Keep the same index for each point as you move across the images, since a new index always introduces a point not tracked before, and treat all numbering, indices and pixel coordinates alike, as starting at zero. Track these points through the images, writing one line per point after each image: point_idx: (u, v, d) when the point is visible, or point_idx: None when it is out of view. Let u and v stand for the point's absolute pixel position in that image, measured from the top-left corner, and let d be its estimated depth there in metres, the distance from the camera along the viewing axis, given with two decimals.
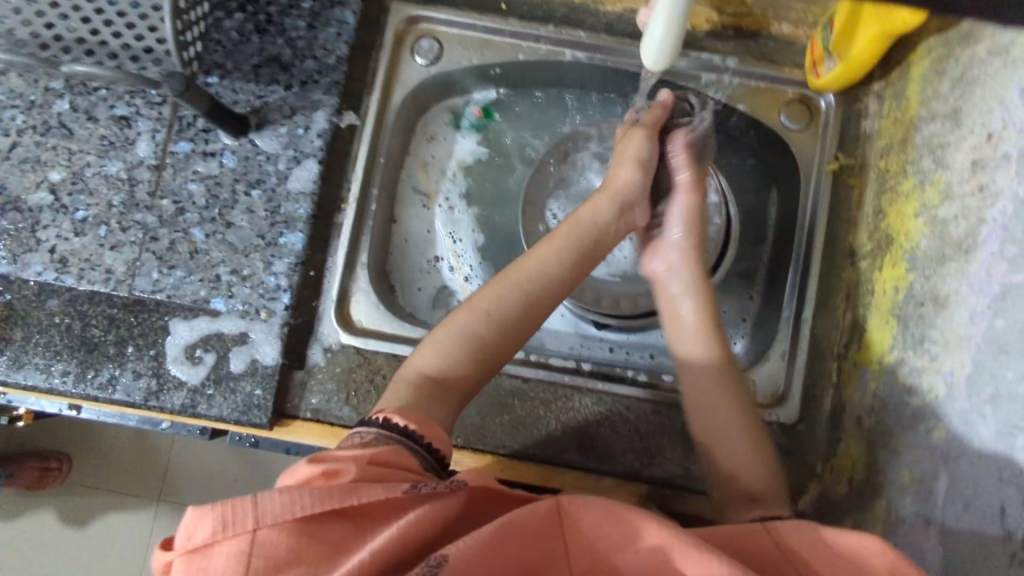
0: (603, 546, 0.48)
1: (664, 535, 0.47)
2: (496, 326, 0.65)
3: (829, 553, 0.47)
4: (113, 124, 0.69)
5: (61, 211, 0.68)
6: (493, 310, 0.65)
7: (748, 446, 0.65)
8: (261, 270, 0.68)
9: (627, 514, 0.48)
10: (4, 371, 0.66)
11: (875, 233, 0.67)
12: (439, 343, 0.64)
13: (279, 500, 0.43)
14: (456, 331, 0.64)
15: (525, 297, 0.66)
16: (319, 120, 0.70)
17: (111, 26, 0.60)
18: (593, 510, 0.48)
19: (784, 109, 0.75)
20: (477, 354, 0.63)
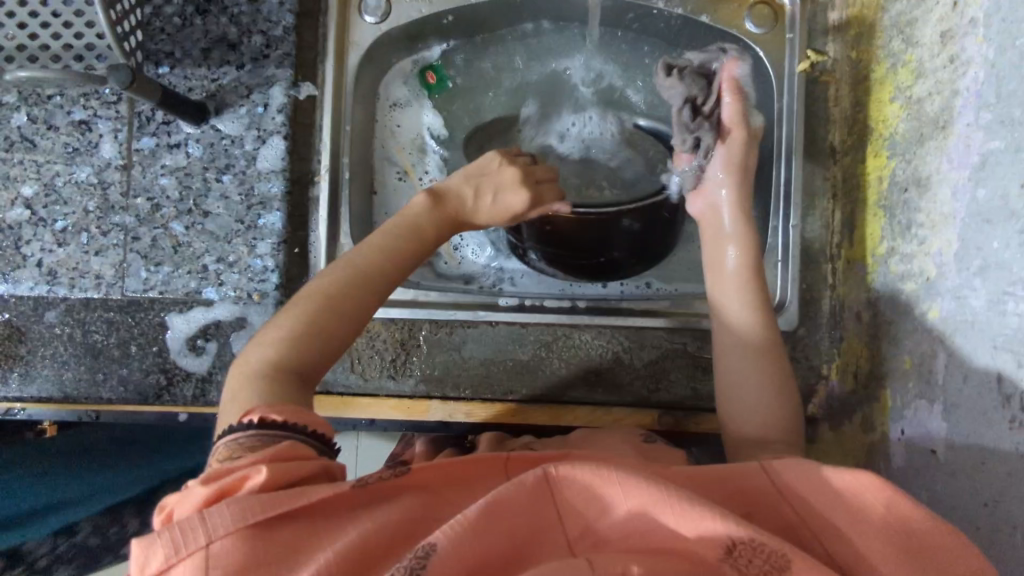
0: (595, 508, 0.42)
1: (655, 494, 0.41)
2: (355, 285, 0.56)
3: (833, 491, 0.43)
4: (74, 129, 0.68)
5: (40, 224, 0.69)
6: (348, 271, 0.57)
7: (757, 379, 0.60)
8: (247, 254, 0.69)
9: (618, 478, 0.42)
10: (18, 387, 0.68)
11: (855, 125, 0.66)
12: (287, 318, 0.54)
13: (227, 511, 0.39)
14: (309, 299, 0.55)
15: (393, 248, 0.59)
16: (277, 95, 0.69)
17: (50, 29, 0.60)
18: (581, 472, 0.43)
19: (749, 13, 0.72)
20: (334, 322, 0.54)
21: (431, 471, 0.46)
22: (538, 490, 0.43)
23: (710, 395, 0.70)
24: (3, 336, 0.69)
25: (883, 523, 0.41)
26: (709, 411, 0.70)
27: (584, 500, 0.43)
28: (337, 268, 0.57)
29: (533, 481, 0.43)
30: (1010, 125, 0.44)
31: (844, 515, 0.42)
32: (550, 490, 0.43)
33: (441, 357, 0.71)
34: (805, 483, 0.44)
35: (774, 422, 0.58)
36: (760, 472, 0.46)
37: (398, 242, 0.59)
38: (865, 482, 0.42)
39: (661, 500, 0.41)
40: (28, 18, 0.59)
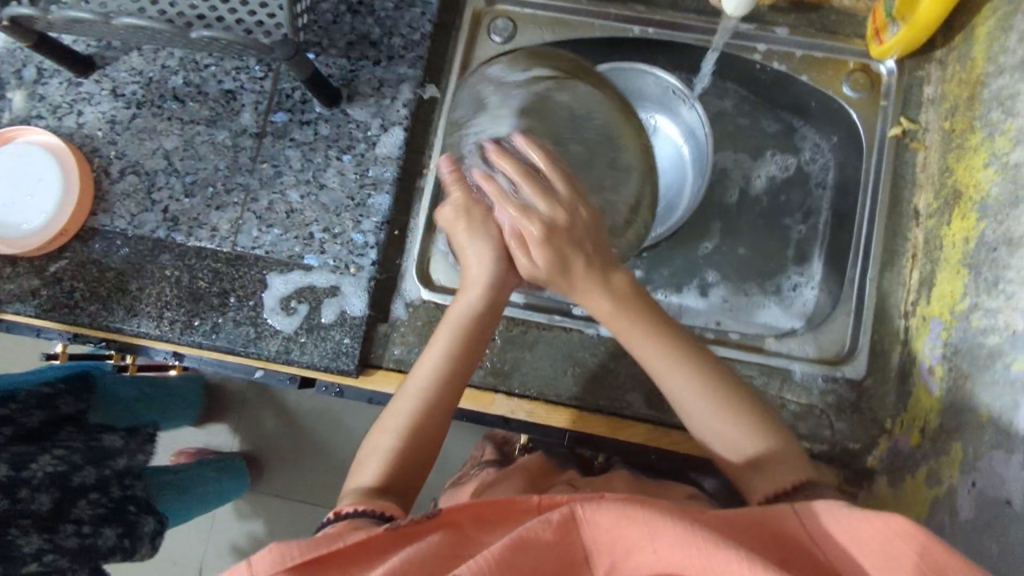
0: (623, 548, 0.44)
1: (681, 534, 0.42)
2: (432, 397, 0.62)
3: (865, 545, 0.41)
4: (221, 97, 0.77)
5: (173, 174, 0.76)
6: (425, 379, 0.62)
7: (705, 401, 0.60)
8: (350, 229, 0.74)
9: (646, 521, 0.43)
10: (121, 318, 0.73)
11: (943, 190, 0.69)
12: (383, 435, 0.61)
13: (270, 555, 0.45)
14: (394, 420, 0.61)
15: (453, 349, 0.63)
16: (405, 91, 0.76)
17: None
18: (605, 514, 0.44)
19: (847, 79, 0.77)
20: (419, 433, 0.61)
21: (462, 512, 0.48)
22: (563, 527, 0.44)
23: None
24: (117, 270, 0.74)
25: (921, 575, 0.38)
26: None
27: (610, 541, 0.44)
28: (417, 381, 0.62)
29: (557, 519, 0.44)
30: None
31: (882, 569, 0.40)
32: (577, 529, 0.45)
33: (512, 354, 0.74)
34: (843, 531, 0.43)
35: (754, 438, 0.60)
36: (790, 514, 0.46)
37: (452, 344, 0.63)
38: (899, 530, 0.40)
39: (685, 536, 0.41)
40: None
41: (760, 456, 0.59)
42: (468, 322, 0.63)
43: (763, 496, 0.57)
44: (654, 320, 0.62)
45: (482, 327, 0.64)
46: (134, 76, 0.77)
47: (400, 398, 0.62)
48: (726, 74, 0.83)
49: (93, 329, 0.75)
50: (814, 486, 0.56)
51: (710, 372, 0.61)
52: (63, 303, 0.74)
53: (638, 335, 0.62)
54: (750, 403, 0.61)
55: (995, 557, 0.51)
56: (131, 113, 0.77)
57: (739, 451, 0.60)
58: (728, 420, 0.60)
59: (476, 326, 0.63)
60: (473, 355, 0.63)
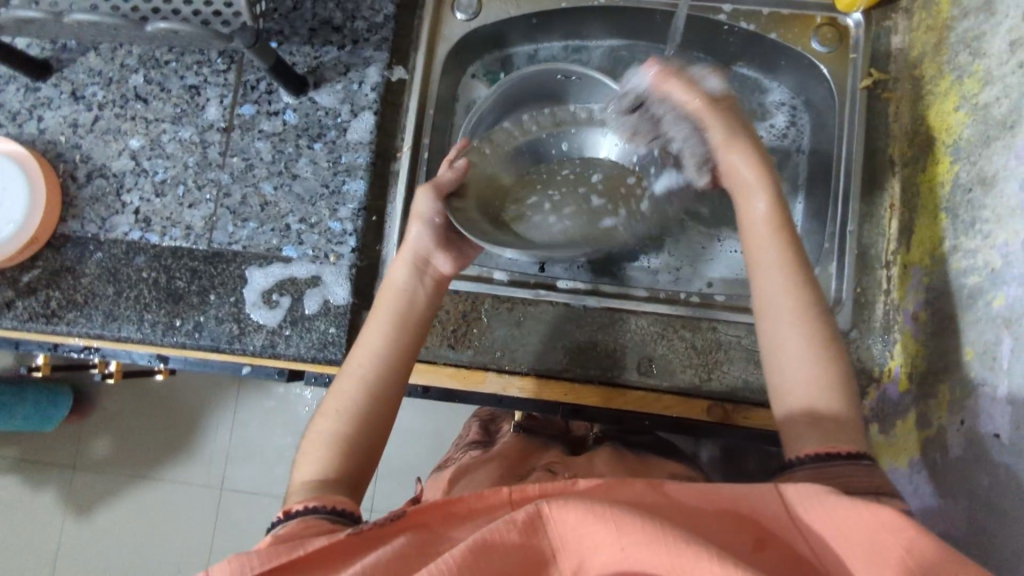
0: (589, 547, 0.42)
1: (651, 532, 0.40)
2: (374, 383, 0.60)
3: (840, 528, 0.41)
4: (185, 92, 0.75)
5: (141, 175, 0.74)
6: (367, 364, 0.60)
7: (802, 345, 0.54)
8: (328, 217, 0.73)
9: (612, 518, 0.41)
10: (101, 324, 0.72)
11: (916, 137, 0.69)
12: (324, 423, 0.58)
13: (228, 567, 0.43)
14: (338, 405, 0.59)
15: (395, 336, 0.62)
16: (373, 74, 0.75)
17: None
18: (573, 511, 0.42)
19: (815, 34, 0.76)
20: (360, 421, 0.58)
21: (431, 511, 0.47)
22: (530, 526, 0.43)
23: (760, 392, 0.71)
24: (92, 276, 0.73)
25: (904, 566, 0.38)
26: (759, 408, 0.71)
27: (577, 539, 0.42)
28: (357, 367, 0.61)
29: (523, 518, 0.43)
30: None
31: (863, 561, 0.39)
32: (544, 528, 0.43)
33: (500, 332, 0.73)
34: (827, 516, 0.42)
35: (822, 396, 0.52)
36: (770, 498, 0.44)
37: (393, 330, 0.62)
38: (884, 520, 0.40)
39: (654, 535, 0.40)
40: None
41: (825, 419, 0.51)
42: (410, 308, 0.63)
43: (808, 456, 0.50)
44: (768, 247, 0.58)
45: (423, 313, 0.64)
46: (93, 77, 0.75)
47: (340, 385, 0.60)
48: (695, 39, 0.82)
49: (72, 337, 0.73)
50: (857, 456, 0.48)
51: (819, 319, 0.55)
52: (40, 313, 0.72)
53: (769, 268, 0.57)
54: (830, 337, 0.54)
55: (986, 491, 0.51)
56: (93, 115, 0.75)
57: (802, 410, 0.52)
58: (810, 370, 0.53)
59: (419, 311, 0.64)
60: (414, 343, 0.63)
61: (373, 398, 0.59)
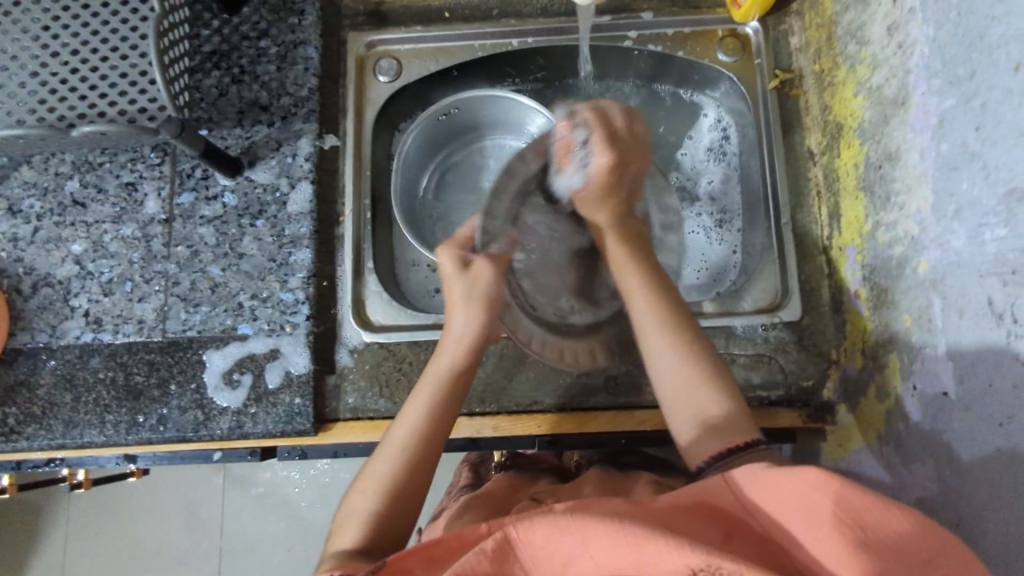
0: (562, 561, 0.44)
1: (613, 538, 0.42)
2: (416, 458, 0.60)
3: (788, 504, 0.44)
4: (122, 191, 0.76)
5: (88, 277, 0.74)
6: (405, 439, 0.61)
7: (672, 353, 0.62)
8: (278, 289, 0.73)
9: (577, 528, 0.43)
10: (61, 433, 0.71)
11: (827, 126, 0.72)
12: (362, 500, 0.59)
13: None
14: (378, 482, 0.59)
15: (434, 402, 0.63)
16: (305, 145, 0.77)
17: (96, 89, 0.67)
18: (539, 530, 0.44)
19: (719, 47, 0.81)
20: (400, 496, 0.59)
21: (413, 555, 0.48)
22: (500, 554, 0.44)
23: None
24: (48, 385, 0.72)
25: (839, 520, 0.41)
26: None
27: (549, 555, 0.44)
28: (399, 437, 0.61)
29: (491, 547, 0.44)
30: (957, 83, 0.50)
31: (806, 524, 0.43)
32: (515, 552, 0.44)
33: None
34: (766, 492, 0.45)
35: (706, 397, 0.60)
36: (724, 489, 0.47)
37: (436, 400, 0.63)
38: (810, 484, 0.43)
39: (617, 534, 0.42)
40: (78, 82, 0.66)
41: (714, 421, 0.58)
42: (448, 378, 0.64)
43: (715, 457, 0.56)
44: (664, 291, 0.64)
45: (461, 382, 0.64)
46: (29, 189, 0.76)
47: (378, 459, 0.61)
48: (609, 69, 0.87)
49: (34, 451, 0.72)
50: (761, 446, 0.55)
51: (683, 333, 0.62)
52: None
53: (636, 293, 0.65)
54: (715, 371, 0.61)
55: (947, 450, 0.52)
56: (33, 226, 0.76)
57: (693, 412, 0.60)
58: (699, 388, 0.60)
59: (456, 384, 0.64)
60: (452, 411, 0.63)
61: (416, 470, 0.60)
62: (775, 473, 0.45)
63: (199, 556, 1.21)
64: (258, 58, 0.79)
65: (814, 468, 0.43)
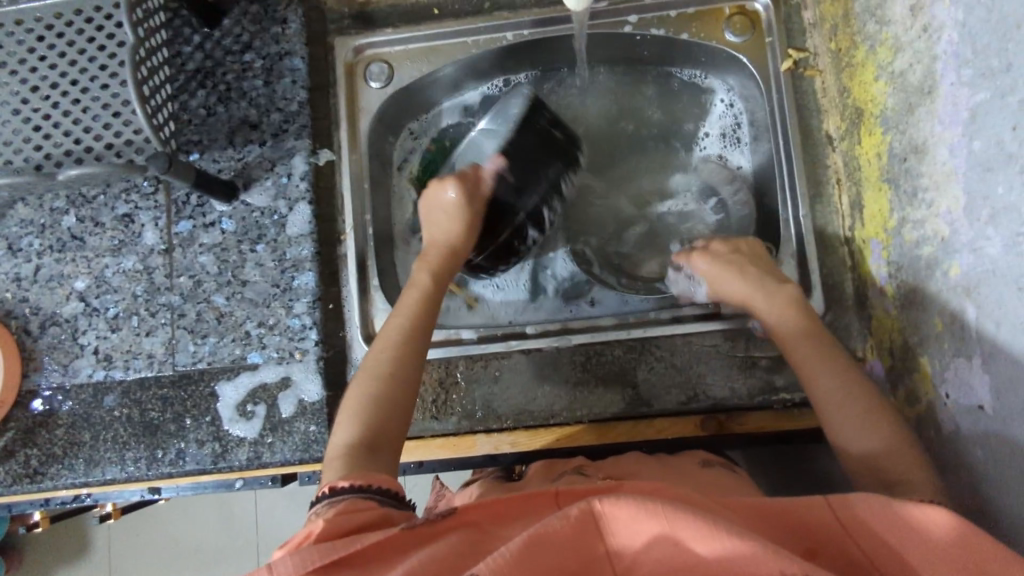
0: (643, 543, 0.41)
1: (703, 527, 0.39)
2: (396, 372, 0.60)
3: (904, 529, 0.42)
4: (119, 223, 0.75)
5: (94, 314, 0.74)
6: (386, 363, 0.60)
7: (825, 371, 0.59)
8: (285, 316, 0.72)
9: (666, 514, 0.40)
10: (84, 472, 0.71)
11: (846, 110, 0.68)
12: (349, 411, 0.58)
13: (291, 560, 0.43)
14: (375, 371, 0.60)
15: (414, 322, 0.63)
16: (299, 164, 0.74)
17: (80, 124, 0.64)
18: (626, 506, 0.41)
19: (727, 26, 0.76)
20: (390, 407, 0.58)
21: (480, 509, 0.47)
22: (581, 525, 0.41)
23: (750, 394, 0.70)
24: (66, 425, 0.72)
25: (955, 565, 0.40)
26: (754, 411, 0.69)
27: (633, 538, 0.41)
28: (391, 333, 0.62)
29: (575, 514, 0.41)
30: (990, 76, 0.46)
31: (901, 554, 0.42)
32: (596, 526, 0.41)
33: (479, 392, 0.72)
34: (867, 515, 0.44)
35: (875, 437, 0.54)
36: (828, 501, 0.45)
37: (421, 300, 0.65)
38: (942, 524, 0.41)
39: (712, 532, 0.39)
40: (62, 117, 0.64)
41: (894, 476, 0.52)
42: (436, 282, 0.66)
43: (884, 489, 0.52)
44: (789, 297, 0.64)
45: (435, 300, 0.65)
46: (26, 227, 0.75)
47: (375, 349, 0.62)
48: (611, 56, 0.82)
49: (60, 490, 0.72)
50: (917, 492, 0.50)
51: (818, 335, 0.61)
52: (22, 474, 0.72)
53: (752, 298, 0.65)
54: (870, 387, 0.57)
55: (983, 464, 0.50)
56: (34, 265, 0.75)
57: (867, 446, 0.54)
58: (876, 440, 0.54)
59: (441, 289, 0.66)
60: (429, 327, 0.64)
61: (410, 362, 0.61)
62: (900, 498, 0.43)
63: (234, 557, 1.24)
64: (244, 73, 0.76)
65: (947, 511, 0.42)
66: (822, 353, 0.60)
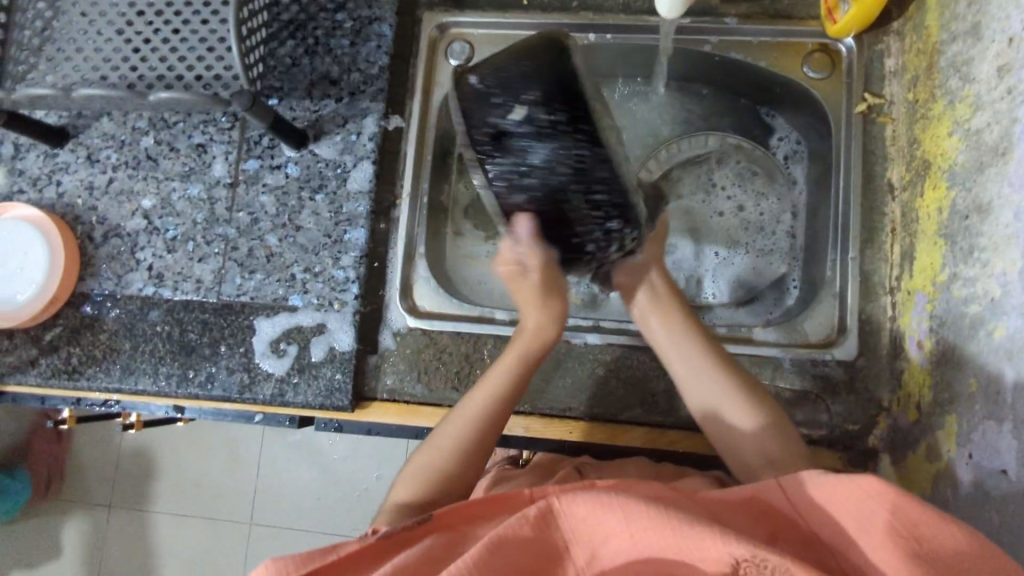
0: (600, 535, 0.46)
1: (654, 518, 0.43)
2: (457, 459, 0.60)
3: (837, 508, 0.44)
4: (192, 151, 0.78)
5: (154, 232, 0.77)
6: (455, 438, 0.61)
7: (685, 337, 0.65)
8: (331, 266, 0.75)
9: (620, 508, 0.44)
10: (120, 378, 0.75)
11: (913, 161, 0.68)
12: (407, 477, 0.61)
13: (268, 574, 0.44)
14: (421, 478, 0.60)
15: (472, 426, 0.62)
16: (369, 125, 0.77)
17: (176, 53, 0.68)
18: (581, 504, 0.46)
19: (806, 61, 0.77)
20: (448, 489, 0.59)
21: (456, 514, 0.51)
22: (542, 521, 0.47)
23: None
24: (110, 331, 0.76)
25: (890, 529, 0.41)
26: None
27: (588, 529, 0.46)
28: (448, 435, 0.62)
29: (534, 514, 0.47)
30: None
31: (855, 531, 0.42)
32: (556, 521, 0.47)
33: None
34: (818, 498, 0.46)
35: (775, 441, 0.59)
36: (775, 488, 0.48)
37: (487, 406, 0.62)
38: (867, 490, 0.42)
39: (657, 519, 0.43)
40: (161, 44, 0.68)
41: (780, 460, 0.58)
42: (505, 385, 0.63)
43: None
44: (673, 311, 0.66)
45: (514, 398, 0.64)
46: (107, 141, 0.79)
47: (423, 454, 0.61)
48: (687, 71, 0.83)
49: (93, 392, 0.76)
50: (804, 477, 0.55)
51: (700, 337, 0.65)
52: (62, 369, 0.76)
53: (661, 340, 0.66)
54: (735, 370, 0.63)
55: (998, 528, 0.50)
56: (107, 177, 0.79)
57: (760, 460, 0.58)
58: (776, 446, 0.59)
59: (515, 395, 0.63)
60: (496, 419, 0.63)
61: (459, 474, 0.60)
62: (831, 477, 0.45)
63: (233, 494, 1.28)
64: (333, 30, 0.79)
65: (873, 476, 0.43)
66: (683, 327, 0.65)
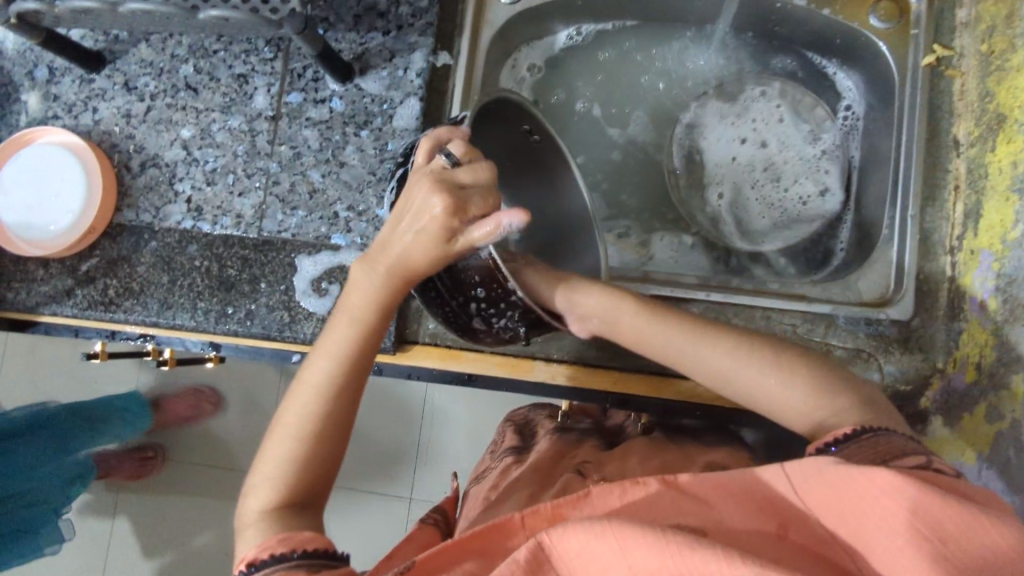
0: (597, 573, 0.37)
1: (651, 540, 0.36)
2: (310, 446, 0.50)
3: (853, 516, 0.38)
4: (233, 81, 0.76)
5: (193, 164, 0.75)
6: (300, 422, 0.50)
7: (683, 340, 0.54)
8: (375, 204, 0.73)
9: (616, 533, 0.36)
10: (156, 312, 0.73)
11: (984, 116, 0.67)
12: (267, 466, 0.50)
13: None
14: (281, 467, 0.50)
15: (313, 413, 0.51)
16: (417, 60, 0.74)
17: None
18: (573, 536, 0.37)
19: (874, 10, 0.73)
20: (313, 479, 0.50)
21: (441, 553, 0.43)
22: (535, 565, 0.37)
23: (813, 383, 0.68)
24: (148, 264, 0.74)
25: (912, 529, 0.35)
26: None
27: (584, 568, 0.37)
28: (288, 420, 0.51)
29: (525, 556, 0.37)
30: None
31: (874, 538, 0.37)
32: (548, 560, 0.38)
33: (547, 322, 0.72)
34: (829, 493, 0.39)
35: (801, 391, 0.51)
36: (781, 478, 0.42)
37: (330, 380, 0.51)
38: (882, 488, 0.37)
39: (656, 542, 0.36)
40: None
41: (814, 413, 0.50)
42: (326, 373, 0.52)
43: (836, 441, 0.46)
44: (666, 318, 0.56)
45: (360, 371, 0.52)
46: (145, 68, 0.76)
47: (273, 444, 0.51)
48: (746, 18, 0.80)
49: (129, 325, 0.75)
50: (887, 428, 0.46)
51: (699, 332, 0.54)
52: (98, 301, 0.74)
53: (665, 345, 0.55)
54: (743, 346, 0.53)
55: None
56: (145, 105, 0.76)
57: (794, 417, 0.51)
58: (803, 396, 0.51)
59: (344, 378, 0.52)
60: (362, 375, 0.52)
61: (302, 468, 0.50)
62: (837, 471, 0.40)
63: None
64: None
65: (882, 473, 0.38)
66: (680, 331, 0.55)
